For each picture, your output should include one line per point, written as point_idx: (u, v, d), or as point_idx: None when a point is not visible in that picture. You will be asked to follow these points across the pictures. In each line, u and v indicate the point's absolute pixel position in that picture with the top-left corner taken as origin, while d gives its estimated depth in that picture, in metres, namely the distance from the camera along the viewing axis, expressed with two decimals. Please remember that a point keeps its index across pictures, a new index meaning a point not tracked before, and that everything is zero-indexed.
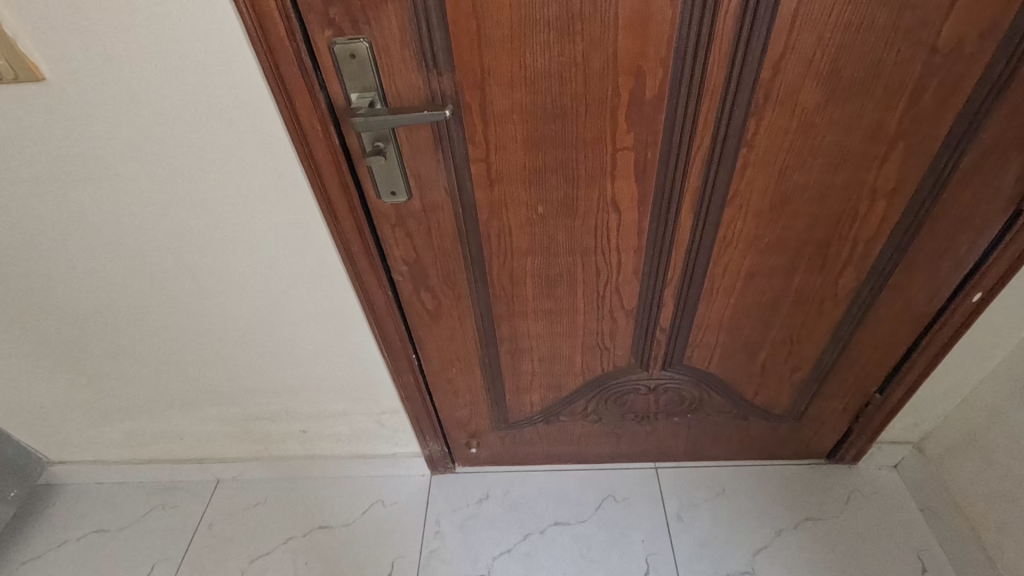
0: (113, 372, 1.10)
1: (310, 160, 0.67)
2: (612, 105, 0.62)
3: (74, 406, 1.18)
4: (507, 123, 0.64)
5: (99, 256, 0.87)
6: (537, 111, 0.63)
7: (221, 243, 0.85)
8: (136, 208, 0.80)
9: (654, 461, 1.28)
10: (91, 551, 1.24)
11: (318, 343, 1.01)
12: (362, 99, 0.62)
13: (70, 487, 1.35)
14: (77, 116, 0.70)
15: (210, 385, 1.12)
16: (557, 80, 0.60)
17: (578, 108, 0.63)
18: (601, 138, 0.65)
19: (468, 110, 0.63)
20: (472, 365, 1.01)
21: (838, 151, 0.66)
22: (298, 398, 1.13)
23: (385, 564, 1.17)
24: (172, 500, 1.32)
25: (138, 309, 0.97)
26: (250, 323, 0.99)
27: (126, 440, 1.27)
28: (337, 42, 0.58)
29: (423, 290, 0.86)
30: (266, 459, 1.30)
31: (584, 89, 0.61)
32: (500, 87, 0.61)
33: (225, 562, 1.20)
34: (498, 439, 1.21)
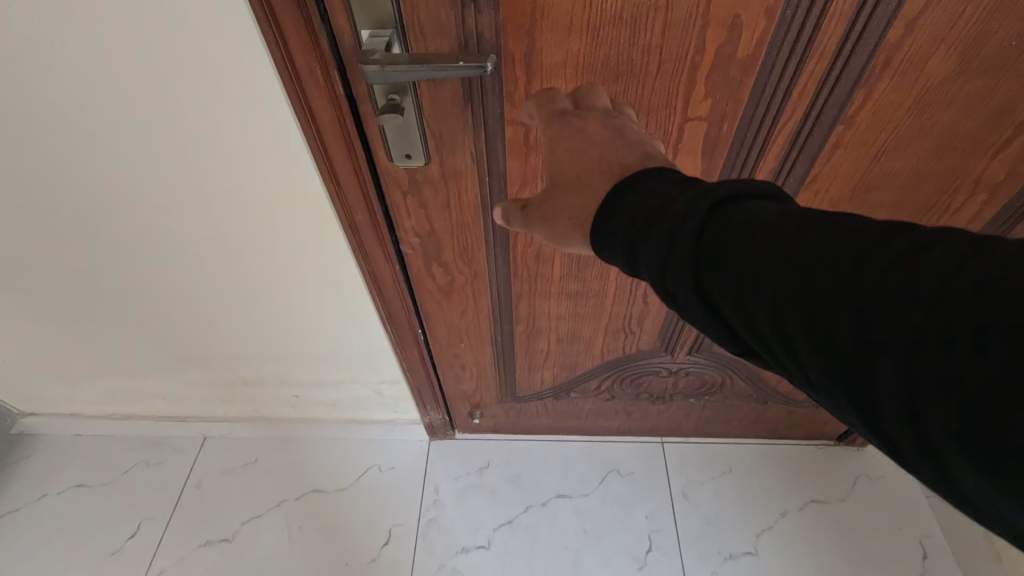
0: (85, 327, 1.00)
1: (307, 112, 0.54)
2: (691, 65, 0.50)
3: (45, 360, 1.08)
4: (556, 79, 0.51)
5: (56, 205, 0.75)
6: (597, 65, 0.50)
7: (199, 196, 0.72)
8: (93, 150, 0.66)
9: (662, 437, 1.24)
10: (72, 507, 1.19)
11: (314, 307, 0.92)
12: (376, 39, 0.48)
13: (44, 437, 1.28)
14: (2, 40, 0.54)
15: (193, 344, 1.03)
16: (628, 28, 0.47)
17: (649, 66, 0.50)
18: (669, 105, 0.53)
19: (510, 60, 0.50)
20: (483, 342, 0.92)
21: (950, 136, 0.55)
22: (293, 365, 1.07)
23: (382, 531, 1.14)
24: (157, 456, 1.25)
25: (108, 264, 0.85)
26: (236, 283, 0.88)
27: (102, 393, 1.19)
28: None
29: (434, 265, 0.75)
30: (257, 418, 1.24)
31: (659, 42, 0.48)
32: (554, 33, 0.48)
33: (215, 524, 1.16)
34: (502, 411, 1.15)
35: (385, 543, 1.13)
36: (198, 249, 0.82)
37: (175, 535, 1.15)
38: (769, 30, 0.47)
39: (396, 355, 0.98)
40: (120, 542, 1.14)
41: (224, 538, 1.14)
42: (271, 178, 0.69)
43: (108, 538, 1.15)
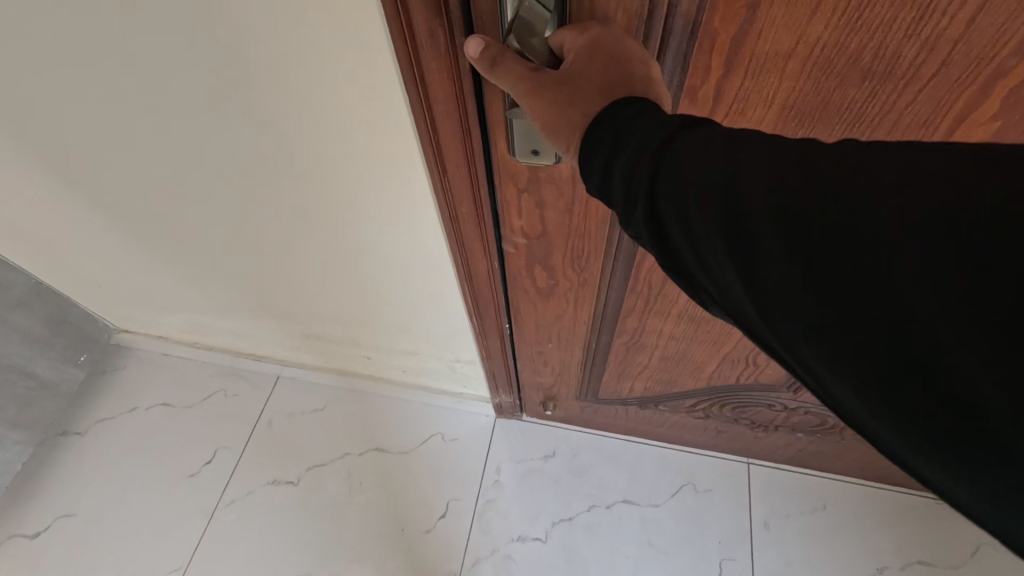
0: (171, 263, 0.99)
1: (418, 86, 0.43)
2: (993, 71, 0.36)
3: (137, 287, 1.11)
4: (768, 71, 0.38)
5: (145, 148, 0.70)
6: (844, 58, 0.37)
7: (287, 155, 0.64)
8: (180, 93, 0.59)
9: (748, 457, 1.11)
10: (158, 424, 1.26)
11: (398, 279, 0.84)
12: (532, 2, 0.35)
13: (136, 352, 1.34)
14: None
15: (272, 294, 1.00)
16: (912, 10, 0.33)
17: (923, 64, 0.36)
18: (926, 122, 0.40)
19: (708, 47, 0.37)
20: (573, 346, 0.82)
21: None
22: (367, 329, 1.03)
23: (440, 504, 1.13)
24: (234, 387, 1.29)
25: (193, 210, 0.81)
26: (317, 245, 0.81)
27: (186, 323, 1.21)
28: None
29: (536, 266, 0.64)
30: (330, 369, 1.24)
31: (955, 34, 0.34)
32: (790, 9, 0.34)
33: (283, 464, 1.19)
34: (577, 407, 1.06)
35: (442, 516, 1.11)
36: (281, 207, 0.75)
37: (247, 470, 1.19)
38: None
39: (475, 340, 0.91)
40: (198, 465, 1.20)
41: (290, 480, 1.17)
42: (370, 148, 0.60)
43: (188, 460, 1.21)
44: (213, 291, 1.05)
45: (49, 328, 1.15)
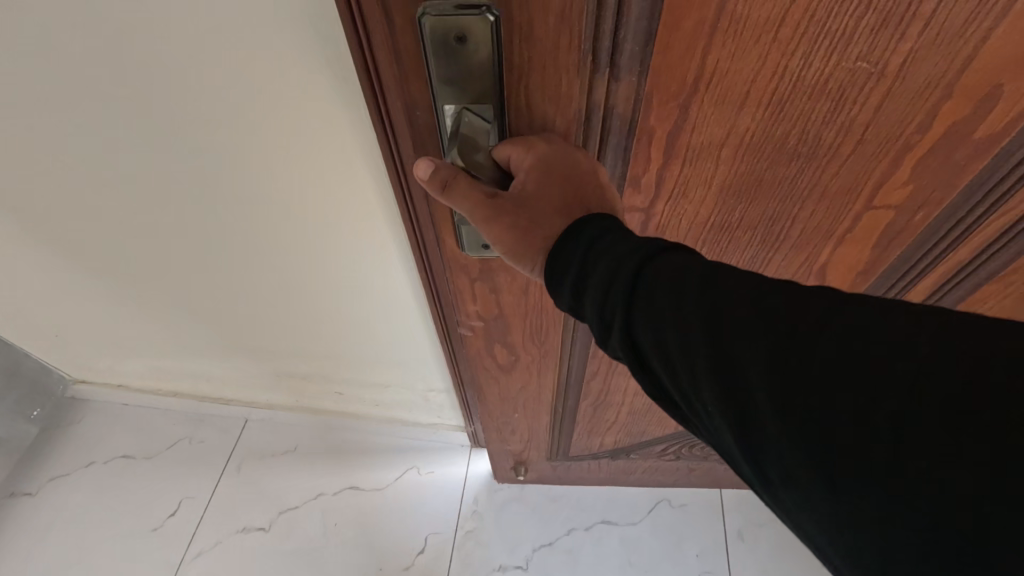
0: (126, 310, 0.96)
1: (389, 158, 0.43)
2: (903, 146, 0.42)
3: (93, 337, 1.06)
4: (704, 158, 0.43)
5: (97, 201, 0.68)
6: (771, 144, 0.42)
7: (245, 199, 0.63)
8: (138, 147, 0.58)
9: (722, 487, 1.13)
10: (118, 476, 1.20)
11: (369, 316, 0.85)
12: (472, 116, 0.37)
13: (94, 403, 1.28)
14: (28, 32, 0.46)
15: (236, 336, 0.98)
16: (830, 101, 0.39)
17: (841, 144, 0.42)
18: (849, 190, 0.47)
19: (646, 142, 0.42)
20: (540, 414, 0.81)
21: None
22: (339, 365, 1.01)
23: (419, 538, 1.11)
24: (200, 434, 1.24)
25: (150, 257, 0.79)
26: (281, 288, 0.81)
27: (145, 369, 1.15)
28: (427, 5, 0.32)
29: (495, 346, 0.63)
30: (303, 408, 1.19)
31: (868, 119, 0.40)
32: (719, 107, 0.39)
33: (253, 511, 1.15)
34: (549, 466, 1.05)
35: (420, 550, 1.10)
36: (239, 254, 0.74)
37: (213, 519, 1.15)
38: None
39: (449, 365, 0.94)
40: (161, 518, 1.15)
41: (260, 526, 1.13)
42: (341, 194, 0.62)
43: (150, 513, 1.16)
44: (174, 337, 1.02)
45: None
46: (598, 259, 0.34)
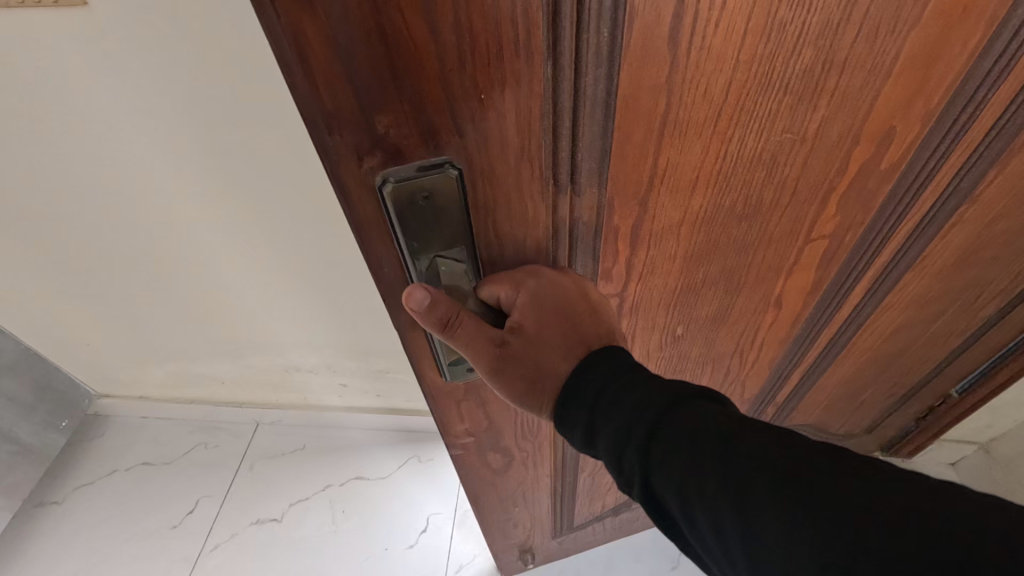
0: (141, 318, 1.10)
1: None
2: (828, 186, 0.49)
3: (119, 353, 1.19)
4: (666, 240, 0.49)
5: (151, 198, 0.87)
6: (723, 211, 0.49)
7: (282, 173, 0.82)
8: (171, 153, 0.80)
9: None
10: (138, 481, 1.29)
11: (336, 288, 1.00)
12: (448, 261, 0.40)
13: (119, 419, 1.38)
14: (127, 52, 0.67)
15: (226, 334, 1.11)
16: (767, 165, 0.46)
17: (779, 199, 0.49)
18: (793, 233, 0.54)
19: (612, 239, 0.47)
20: (540, 498, 0.88)
21: (945, 301, 0.73)
22: (338, 352, 1.12)
23: (422, 518, 1.19)
24: (215, 439, 1.34)
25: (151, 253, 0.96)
26: (257, 274, 0.99)
27: (164, 378, 1.26)
28: (388, 170, 0.34)
29: (490, 451, 0.71)
30: (301, 407, 1.32)
31: (802, 168, 0.47)
32: (673, 192, 0.45)
33: (267, 504, 1.23)
34: (556, 543, 1.07)
35: (422, 530, 1.18)
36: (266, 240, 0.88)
37: (229, 513, 1.23)
38: (919, 137, 0.47)
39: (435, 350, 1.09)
40: (180, 516, 1.23)
41: (273, 517, 1.21)
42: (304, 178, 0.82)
43: (170, 512, 1.24)
44: (187, 342, 1.14)
45: (34, 394, 1.20)
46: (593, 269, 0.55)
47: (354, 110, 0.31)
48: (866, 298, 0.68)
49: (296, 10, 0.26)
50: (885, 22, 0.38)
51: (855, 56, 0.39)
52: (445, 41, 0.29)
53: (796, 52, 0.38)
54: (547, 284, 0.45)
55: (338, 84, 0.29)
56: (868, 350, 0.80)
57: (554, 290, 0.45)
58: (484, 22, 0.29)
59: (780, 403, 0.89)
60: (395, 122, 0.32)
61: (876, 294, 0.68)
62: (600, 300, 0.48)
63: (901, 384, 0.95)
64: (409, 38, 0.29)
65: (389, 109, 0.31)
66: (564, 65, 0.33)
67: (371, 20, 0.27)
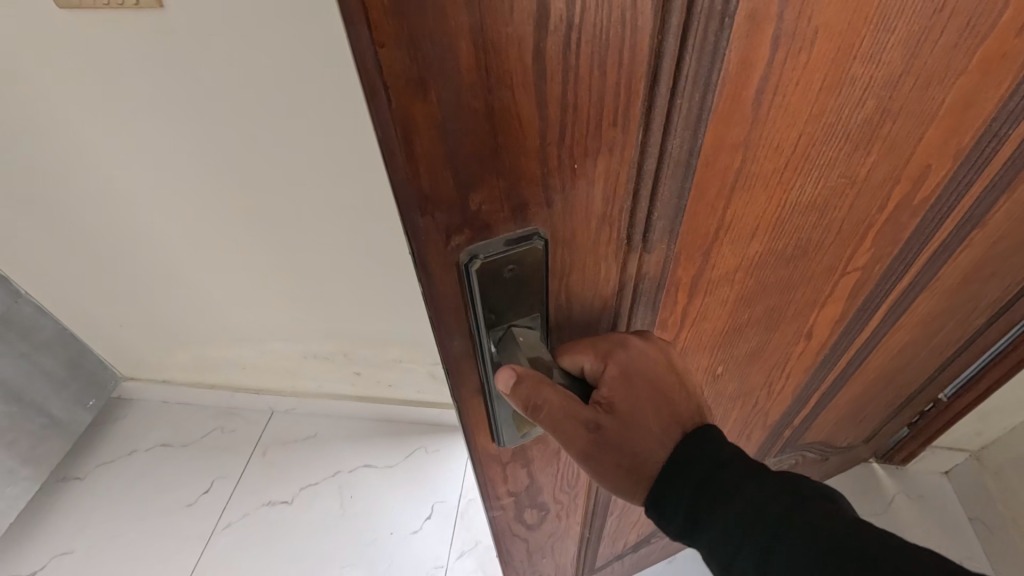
0: (172, 302, 1.17)
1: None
2: (869, 226, 0.46)
3: (150, 335, 1.27)
4: (721, 286, 0.44)
5: (193, 188, 0.94)
6: (772, 257, 0.44)
7: (313, 168, 0.89)
8: (216, 147, 0.88)
9: None
10: (157, 461, 1.35)
11: (354, 278, 1.06)
12: (523, 330, 0.35)
13: (142, 403, 1.45)
14: (190, 52, 0.76)
15: (249, 321, 1.18)
16: (819, 208, 0.41)
17: (824, 240, 0.45)
18: (833, 269, 0.49)
19: (672, 290, 0.41)
20: (568, 547, 0.77)
21: (944, 317, 0.69)
22: (356, 342, 1.18)
23: (426, 505, 1.23)
24: (231, 424, 1.40)
25: (187, 241, 1.04)
26: (281, 265, 1.05)
27: (190, 361, 1.33)
28: (470, 245, 0.30)
29: (527, 510, 0.59)
30: (314, 395, 1.37)
31: (849, 208, 0.43)
32: (732, 243, 0.40)
33: (279, 487, 1.28)
34: None
35: (427, 517, 1.22)
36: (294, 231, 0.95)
37: (243, 493, 1.28)
38: (948, 174, 0.44)
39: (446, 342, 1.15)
40: (196, 495, 1.28)
41: (284, 499, 1.26)
42: (334, 173, 0.89)
43: (186, 491, 1.29)
44: (213, 328, 1.21)
45: (66, 370, 1.27)
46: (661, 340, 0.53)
47: (452, 191, 0.27)
48: (883, 322, 0.63)
49: (410, 98, 0.23)
50: (935, 77, 0.35)
51: (911, 101, 0.36)
52: (551, 111, 0.25)
53: (860, 103, 0.34)
54: (634, 356, 0.39)
55: (438, 165, 0.25)
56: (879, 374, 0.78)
57: (641, 360, 0.40)
58: (590, 92, 0.25)
59: (796, 426, 0.83)
60: (487, 198, 0.28)
61: (894, 314, 0.62)
62: (687, 369, 0.42)
63: (902, 396, 0.96)
64: (514, 113, 0.25)
65: (483, 185, 0.27)
66: (654, 130, 0.29)
67: (481, 98, 0.24)
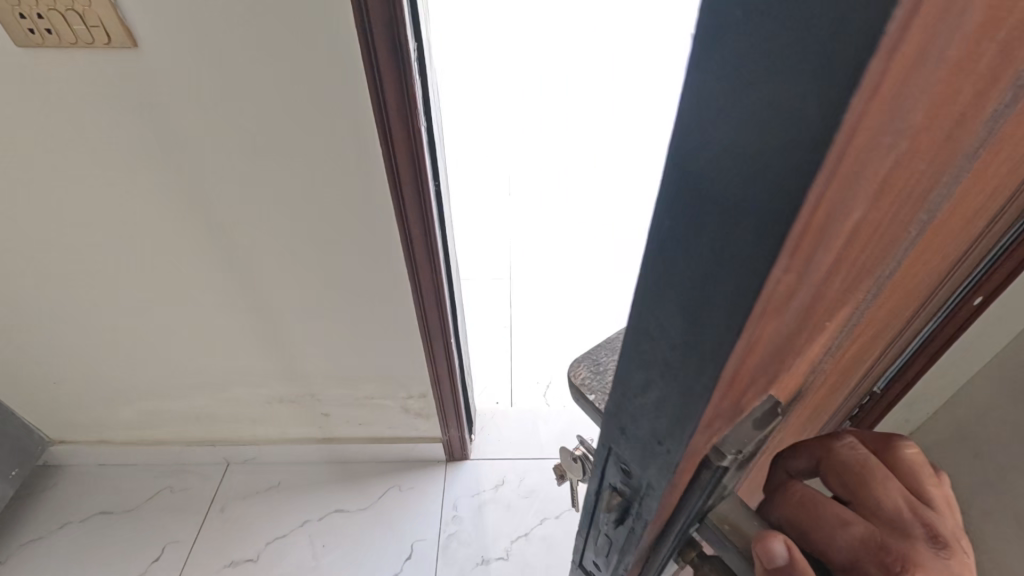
0: (115, 354, 1.08)
1: (381, 127, 0.71)
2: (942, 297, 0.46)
3: (86, 391, 1.16)
4: (847, 383, 0.42)
5: (140, 235, 0.87)
6: (885, 346, 0.42)
7: (274, 216, 0.83)
8: (168, 195, 0.81)
9: None
10: (94, 532, 1.22)
11: (321, 321, 1.01)
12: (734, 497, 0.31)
13: (76, 466, 1.31)
14: (137, 97, 0.70)
15: (205, 368, 1.11)
16: (934, 293, 0.40)
17: (917, 318, 0.45)
18: (906, 337, 0.49)
19: (822, 404, 0.39)
20: None
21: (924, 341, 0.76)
22: (325, 382, 1.14)
23: (406, 546, 1.19)
24: (181, 482, 1.30)
25: (135, 289, 0.96)
26: (242, 310, 0.99)
27: (134, 417, 1.22)
28: (727, 444, 0.25)
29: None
30: (275, 442, 1.29)
31: (943, 286, 0.42)
32: (879, 345, 0.37)
33: (241, 544, 1.19)
34: None
35: (408, 558, 1.18)
36: (265, 270, 0.92)
37: (201, 556, 1.18)
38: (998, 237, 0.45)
39: (419, 377, 1.12)
40: (145, 564, 1.17)
41: (249, 558, 1.18)
42: (297, 220, 0.84)
43: (133, 563, 1.17)
44: (163, 378, 1.13)
45: None
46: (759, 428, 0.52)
47: (758, 377, 0.23)
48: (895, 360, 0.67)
49: (792, 290, 0.19)
50: None
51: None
52: (872, 271, 0.23)
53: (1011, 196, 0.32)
54: None
55: (764, 357, 0.22)
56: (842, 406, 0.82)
57: None
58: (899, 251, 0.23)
59: None
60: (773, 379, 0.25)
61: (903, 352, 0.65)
62: None
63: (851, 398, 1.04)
64: (848, 286, 0.22)
65: (782, 365, 0.24)
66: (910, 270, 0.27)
67: (838, 280, 0.21)
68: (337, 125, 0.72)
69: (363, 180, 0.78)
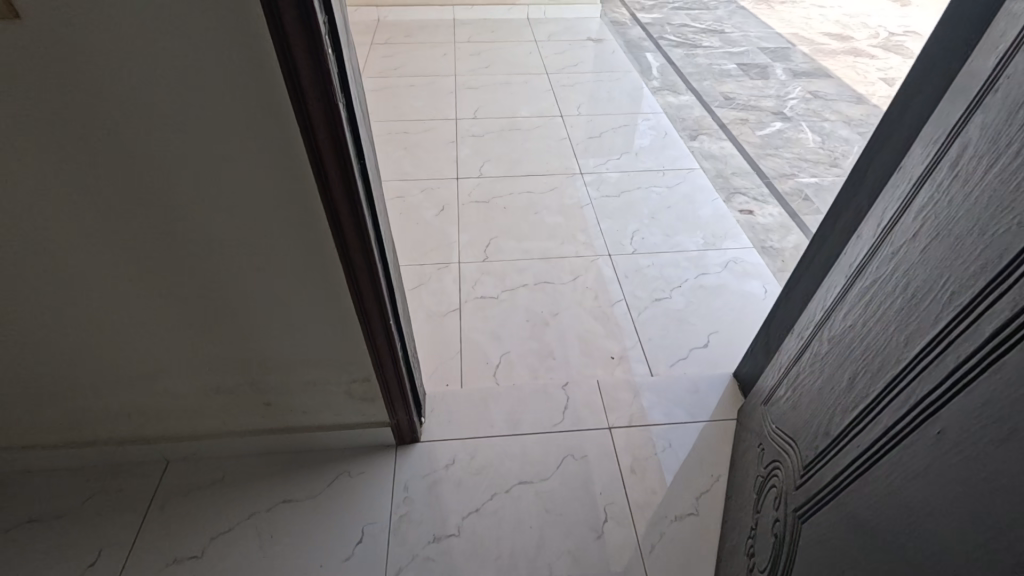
0: (29, 353, 1.01)
1: (297, 106, 0.70)
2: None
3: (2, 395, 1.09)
4: None
5: (45, 225, 0.82)
6: None
7: (195, 202, 0.81)
8: (73, 181, 0.77)
9: (666, 511, 1.25)
10: (22, 541, 1.15)
11: (256, 309, 0.99)
12: None
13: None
14: (26, 76, 0.66)
15: (133, 362, 1.06)
16: None
17: None
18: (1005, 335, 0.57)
19: None
20: None
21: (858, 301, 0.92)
22: (264, 371, 1.11)
23: (356, 530, 1.19)
24: (117, 484, 1.24)
25: (47, 284, 0.90)
26: (170, 300, 0.95)
27: (59, 419, 1.16)
28: None
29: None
30: (216, 437, 1.26)
31: None
32: None
33: (185, 542, 1.16)
34: None
35: (359, 542, 1.18)
36: (192, 258, 0.89)
37: (141, 555, 1.14)
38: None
39: (362, 361, 1.11)
40: (79, 570, 1.12)
41: (192, 554, 1.15)
42: (220, 205, 0.81)
43: (67, 568, 1.12)
44: (88, 376, 1.08)
45: None
46: (938, 494, 0.58)
47: None
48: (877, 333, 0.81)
49: None
50: None
51: None
52: None
53: None
54: None
55: None
56: (828, 386, 0.93)
57: None
58: None
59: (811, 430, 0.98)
60: None
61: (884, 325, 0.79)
62: None
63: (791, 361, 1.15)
64: None
65: None
66: None
67: None
68: (247, 104, 0.70)
69: (287, 163, 0.76)
